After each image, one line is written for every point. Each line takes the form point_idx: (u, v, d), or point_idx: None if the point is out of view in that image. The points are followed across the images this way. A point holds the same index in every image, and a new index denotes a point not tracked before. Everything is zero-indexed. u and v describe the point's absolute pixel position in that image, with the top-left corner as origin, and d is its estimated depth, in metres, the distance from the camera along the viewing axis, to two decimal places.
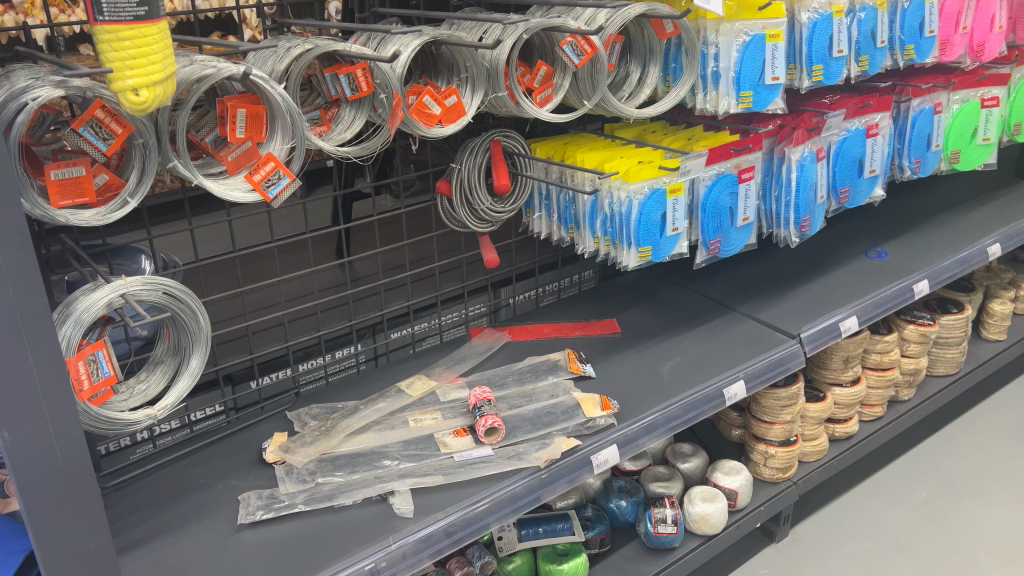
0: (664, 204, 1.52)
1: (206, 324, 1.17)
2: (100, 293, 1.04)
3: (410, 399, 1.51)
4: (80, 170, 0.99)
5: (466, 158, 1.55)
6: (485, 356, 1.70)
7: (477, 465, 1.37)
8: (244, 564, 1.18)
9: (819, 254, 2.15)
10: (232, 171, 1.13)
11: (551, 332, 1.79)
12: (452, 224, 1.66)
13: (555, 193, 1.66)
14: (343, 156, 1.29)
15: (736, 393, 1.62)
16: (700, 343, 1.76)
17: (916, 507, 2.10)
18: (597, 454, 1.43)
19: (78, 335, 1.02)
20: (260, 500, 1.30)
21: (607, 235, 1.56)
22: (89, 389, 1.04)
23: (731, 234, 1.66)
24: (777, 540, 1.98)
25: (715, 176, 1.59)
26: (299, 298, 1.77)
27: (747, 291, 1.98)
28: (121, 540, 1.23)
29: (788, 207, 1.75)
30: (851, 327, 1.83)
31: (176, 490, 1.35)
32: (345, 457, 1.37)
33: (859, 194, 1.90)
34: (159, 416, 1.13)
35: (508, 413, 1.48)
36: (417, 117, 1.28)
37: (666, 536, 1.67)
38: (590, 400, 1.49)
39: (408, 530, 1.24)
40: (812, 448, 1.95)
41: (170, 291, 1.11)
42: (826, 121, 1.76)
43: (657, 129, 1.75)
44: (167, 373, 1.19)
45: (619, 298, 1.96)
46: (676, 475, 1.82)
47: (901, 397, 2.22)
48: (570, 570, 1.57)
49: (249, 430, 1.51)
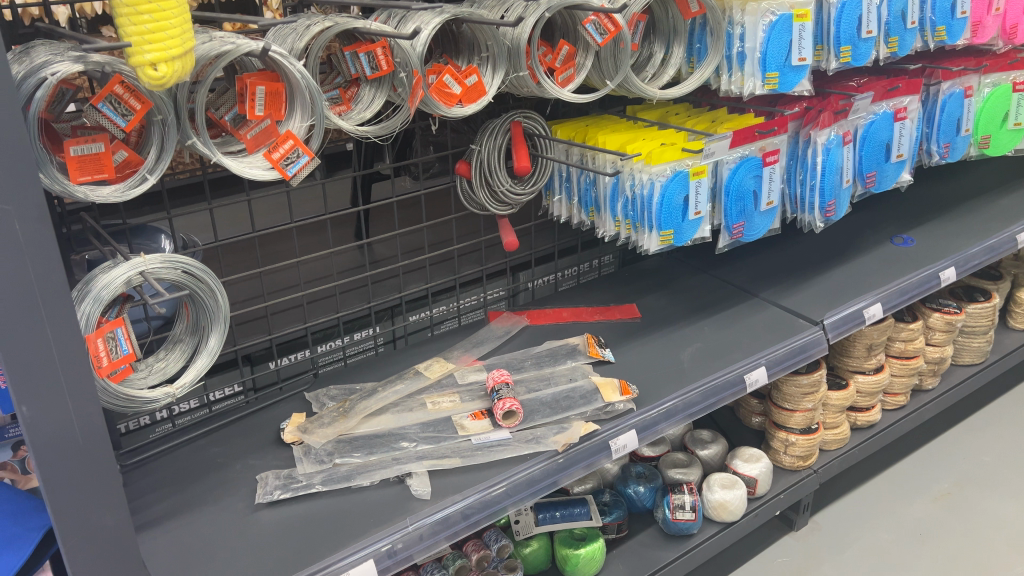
0: (687, 186, 1.49)
1: (225, 303, 1.17)
2: (119, 270, 1.04)
3: (428, 382, 1.51)
4: (99, 147, 0.98)
5: (486, 140, 1.54)
6: (503, 340, 1.69)
7: (495, 448, 1.36)
8: (261, 543, 1.18)
9: (844, 240, 2.12)
10: (251, 149, 1.12)
11: (570, 316, 1.78)
12: (471, 207, 1.64)
13: (576, 175, 1.64)
14: (362, 135, 1.27)
15: (757, 379, 1.60)
16: (721, 330, 1.73)
17: (938, 498, 2.07)
18: (615, 439, 1.41)
19: (97, 312, 1.01)
20: (278, 480, 1.30)
21: (629, 218, 1.54)
22: (108, 366, 1.04)
23: (754, 218, 1.64)
24: (796, 529, 1.97)
25: (739, 158, 1.57)
26: (318, 280, 1.77)
27: (769, 277, 1.95)
28: (139, 518, 1.24)
29: (813, 190, 1.72)
30: (875, 315, 1.80)
31: (195, 468, 1.36)
32: (362, 438, 1.36)
33: (885, 178, 1.87)
34: (177, 394, 1.13)
35: (526, 397, 1.47)
36: (438, 97, 1.28)
37: (684, 522, 1.66)
38: (609, 385, 1.48)
39: (425, 512, 1.24)
40: (833, 436, 1.93)
41: (189, 269, 1.10)
42: (853, 103, 1.72)
43: (680, 111, 1.72)
44: (186, 352, 1.19)
45: (639, 283, 1.94)
46: (694, 462, 1.80)
47: (925, 386, 2.18)
48: (587, 555, 1.57)
49: (267, 410, 1.51)
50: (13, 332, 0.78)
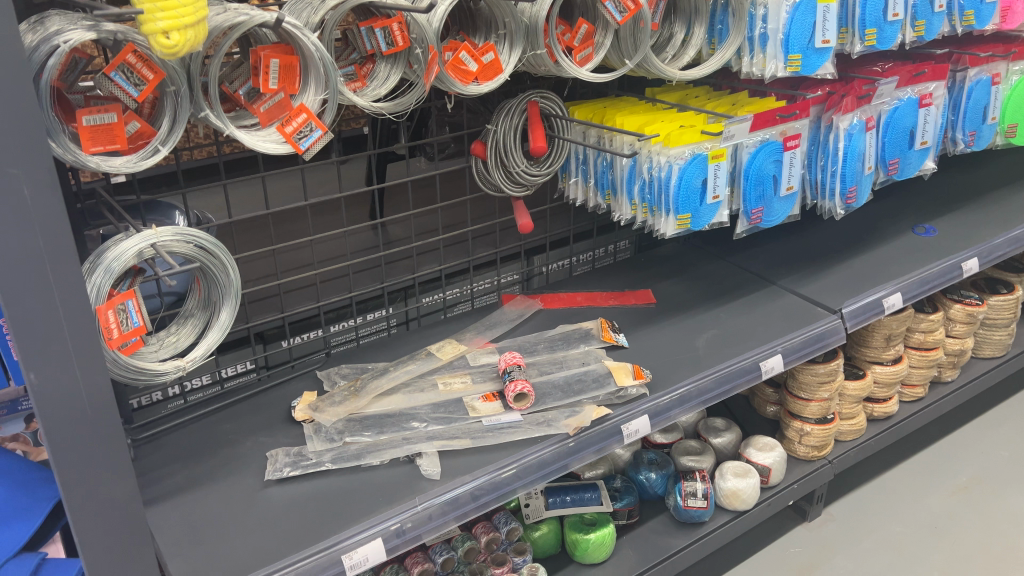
0: (705, 169, 1.47)
1: (236, 278, 1.16)
2: (131, 241, 1.03)
3: (440, 362, 1.51)
4: (112, 117, 0.98)
5: (502, 119, 1.52)
6: (516, 323, 1.68)
7: (506, 430, 1.35)
8: (271, 519, 1.18)
9: (864, 228, 2.08)
10: (264, 123, 1.11)
11: (584, 301, 1.76)
12: (486, 188, 1.62)
13: (593, 156, 1.62)
14: (377, 112, 1.26)
15: (773, 367, 1.58)
16: (737, 317, 1.71)
17: (955, 492, 2.04)
18: (627, 424, 1.40)
19: (107, 284, 1.01)
20: (288, 457, 1.30)
21: (645, 202, 1.52)
22: (118, 338, 1.03)
23: (774, 204, 1.61)
24: (810, 519, 1.95)
25: (760, 142, 1.54)
26: (331, 259, 1.76)
27: (787, 264, 1.92)
28: (150, 492, 1.24)
29: (834, 176, 1.69)
30: (895, 305, 1.77)
31: (206, 444, 1.36)
32: (373, 417, 1.36)
33: (908, 166, 1.84)
34: (188, 368, 1.13)
35: (538, 379, 1.46)
36: (454, 74, 1.26)
37: (695, 509, 1.65)
38: (622, 369, 1.47)
39: (435, 492, 1.23)
40: (849, 427, 1.90)
41: (201, 243, 1.10)
42: (877, 89, 1.70)
43: (700, 94, 1.69)
44: (197, 327, 1.18)
45: (656, 268, 1.92)
46: (707, 450, 1.78)
47: (944, 378, 2.15)
48: (597, 539, 1.56)
49: (278, 388, 1.50)
50: (20, 299, 0.78)
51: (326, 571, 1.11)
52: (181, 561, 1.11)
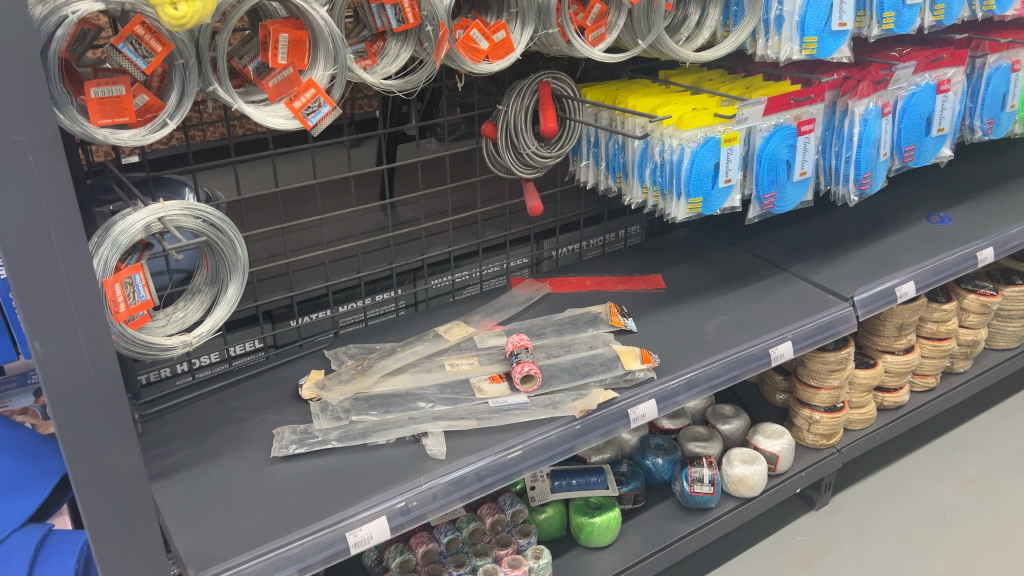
0: (718, 153, 1.46)
1: (244, 255, 1.16)
2: (138, 215, 1.03)
3: (447, 344, 1.50)
4: (120, 90, 0.97)
5: (513, 100, 1.50)
6: (525, 306, 1.67)
7: (512, 412, 1.35)
8: (276, 496, 1.19)
9: (878, 215, 2.06)
10: (272, 98, 1.11)
11: (593, 285, 1.75)
12: (497, 169, 1.61)
13: (604, 139, 1.60)
14: (387, 89, 1.26)
15: (783, 354, 1.57)
16: (747, 303, 1.70)
17: (965, 483, 2.03)
18: (634, 408, 1.39)
19: (114, 258, 1.00)
20: (294, 434, 1.30)
21: (657, 185, 1.51)
22: (125, 312, 1.03)
23: (787, 189, 1.60)
24: (817, 508, 1.94)
25: (773, 126, 1.52)
26: (340, 239, 1.76)
27: (799, 251, 1.90)
28: (157, 467, 1.25)
29: (848, 162, 1.67)
30: (907, 293, 1.76)
31: (213, 420, 1.36)
32: (380, 397, 1.36)
33: (924, 153, 1.82)
34: (194, 343, 1.13)
35: (545, 362, 1.45)
36: (465, 53, 1.25)
37: (702, 495, 1.64)
38: (630, 353, 1.46)
39: (440, 471, 1.23)
40: (859, 416, 1.89)
41: (209, 218, 1.09)
42: (894, 73, 1.68)
43: (715, 77, 1.67)
44: (205, 303, 1.18)
45: (666, 254, 1.90)
46: (715, 436, 1.78)
47: (956, 369, 2.13)
48: (602, 523, 1.56)
49: (286, 366, 1.50)
50: (23, 267, 0.78)
51: (330, 548, 1.11)
52: (185, 535, 1.11)
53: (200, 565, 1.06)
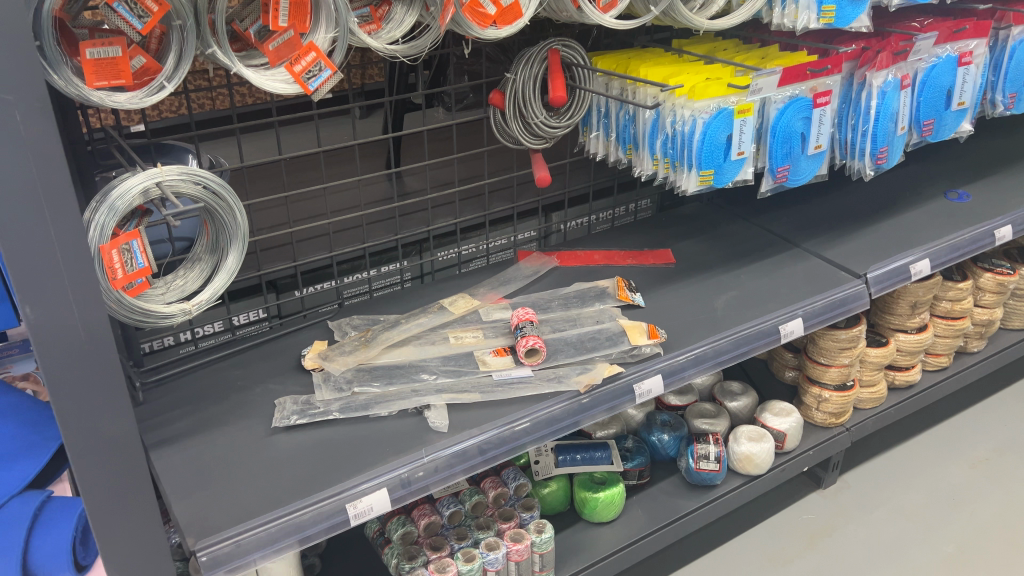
0: (731, 124, 1.42)
1: (244, 222, 1.15)
2: (136, 179, 1.01)
3: (452, 317, 1.48)
4: (116, 51, 0.95)
5: (521, 68, 1.47)
6: (532, 279, 1.65)
7: (516, 385, 1.34)
8: (277, 466, 1.18)
9: (894, 191, 2.02)
10: (274, 62, 1.09)
11: (602, 260, 1.73)
12: (505, 140, 1.57)
13: (615, 109, 1.57)
14: (390, 54, 1.22)
15: (793, 331, 1.54)
16: (759, 279, 1.67)
17: (975, 464, 2.01)
18: (640, 383, 1.37)
19: (111, 223, 0.99)
20: (296, 405, 1.29)
21: (667, 156, 1.48)
22: (123, 278, 1.02)
23: (801, 162, 1.56)
24: (824, 487, 1.92)
25: (789, 98, 1.48)
26: (345, 209, 1.73)
27: (812, 226, 1.87)
28: (158, 435, 1.24)
29: (864, 136, 1.63)
30: (922, 271, 1.72)
31: (215, 388, 1.35)
32: (382, 368, 1.35)
33: (944, 128, 1.77)
34: (194, 312, 1.12)
35: (551, 336, 1.43)
36: (471, 18, 1.21)
37: (707, 472, 1.62)
38: (637, 328, 1.44)
39: (442, 444, 1.22)
40: (869, 395, 1.86)
41: (209, 185, 1.08)
42: (914, 45, 1.63)
43: (729, 47, 1.63)
44: (205, 272, 1.17)
45: (677, 228, 1.87)
46: (722, 413, 1.76)
47: (970, 349, 2.10)
48: (606, 498, 1.55)
49: (290, 336, 1.49)
50: (13, 228, 0.76)
51: (329, 519, 1.11)
52: (185, 504, 1.11)
53: (198, 534, 1.06)
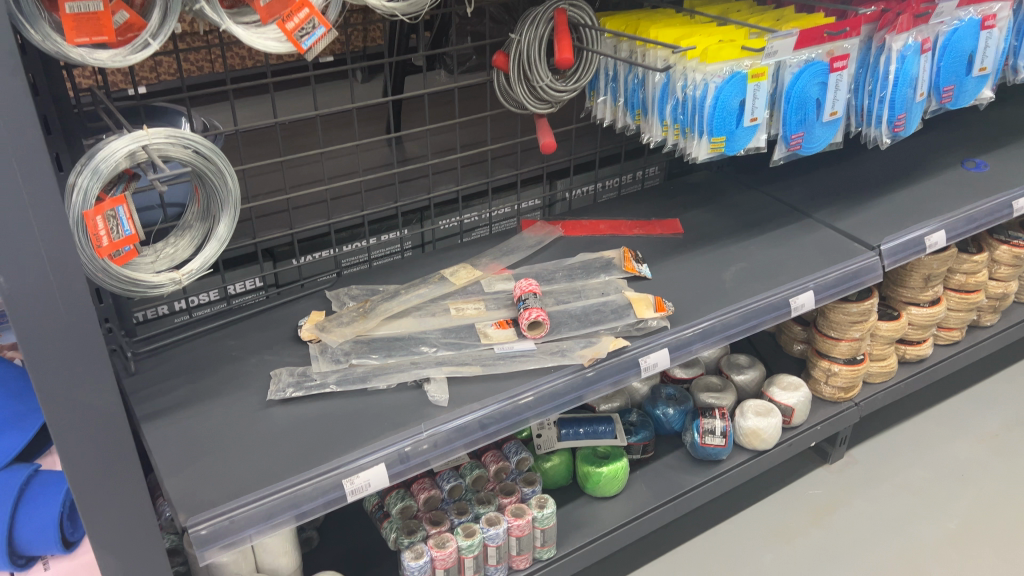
0: (744, 90, 1.37)
1: (235, 188, 1.10)
2: (121, 142, 0.96)
3: (453, 288, 1.44)
4: (97, 5, 0.89)
5: (526, 29, 1.40)
6: (535, 250, 1.60)
7: (518, 359, 1.30)
8: (272, 440, 1.15)
9: (909, 160, 1.96)
10: (265, 19, 1.01)
11: (607, 230, 1.68)
12: (509, 104, 1.52)
13: (623, 73, 1.51)
14: (388, 12, 1.16)
15: (804, 304, 1.50)
16: (769, 250, 1.62)
17: (985, 439, 1.97)
18: (645, 357, 1.33)
19: (95, 187, 0.94)
20: (292, 377, 1.26)
21: (677, 122, 1.43)
22: (109, 246, 0.98)
23: (815, 130, 1.50)
24: (831, 462, 1.89)
25: (805, 62, 1.42)
26: (343, 175, 1.68)
27: (824, 196, 1.82)
28: (150, 407, 1.21)
29: (882, 103, 1.57)
30: (937, 243, 1.67)
31: (209, 359, 1.32)
32: (381, 340, 1.31)
33: (963, 94, 1.71)
34: (183, 281, 1.08)
35: (554, 308, 1.39)
36: None
37: (713, 447, 1.59)
38: (643, 301, 1.40)
39: (442, 419, 1.18)
40: (879, 369, 1.82)
41: (198, 148, 1.03)
42: (936, 7, 1.56)
43: (743, 8, 1.56)
44: (196, 240, 1.12)
45: (685, 197, 1.82)
46: (728, 386, 1.72)
47: (982, 322, 2.06)
48: (609, 473, 1.52)
49: (286, 306, 1.45)
50: None
51: (325, 496, 1.08)
52: (177, 478, 1.08)
53: (190, 510, 1.03)
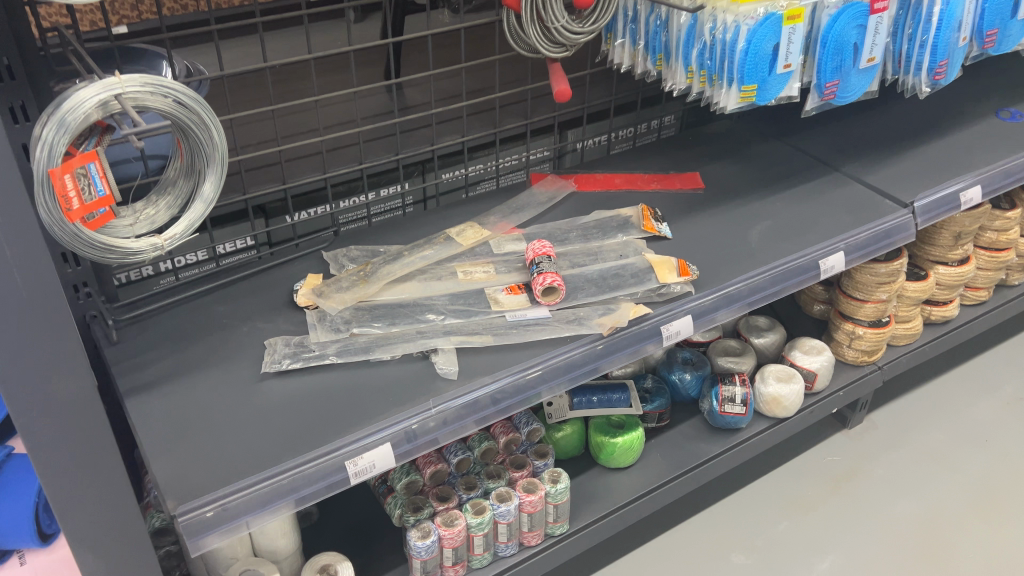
0: (778, 32, 1.24)
1: (222, 143, 0.98)
2: (90, 90, 0.84)
3: (460, 249, 1.34)
4: None
5: None
6: (546, 207, 1.49)
7: (532, 328, 1.20)
8: (267, 417, 1.06)
9: (942, 110, 1.84)
10: None
11: (623, 184, 1.57)
12: (519, 47, 1.39)
13: (644, 13, 1.38)
14: None
15: (834, 266, 1.40)
16: (795, 207, 1.52)
17: (1009, 403, 1.90)
18: (668, 325, 1.24)
19: (62, 142, 0.83)
20: (288, 347, 1.16)
21: (704, 68, 1.31)
22: (80, 209, 0.88)
23: (851, 77, 1.39)
24: (850, 427, 1.82)
25: (843, 2, 1.30)
26: (339, 124, 1.56)
27: (853, 148, 1.70)
28: (133, 380, 1.11)
29: (922, 48, 1.45)
30: (972, 200, 1.57)
31: (198, 327, 1.22)
32: (384, 307, 1.21)
33: (1007, 39, 1.58)
34: (165, 247, 0.98)
35: (569, 272, 1.29)
36: None
37: (732, 416, 1.52)
38: (665, 263, 1.30)
39: (451, 394, 1.09)
40: (904, 331, 1.74)
41: (179, 98, 0.91)
42: None
43: None
44: (178, 200, 1.02)
45: (704, 149, 1.70)
46: (748, 350, 1.64)
47: (1010, 282, 1.97)
48: (623, 444, 1.45)
49: (280, 268, 1.35)
50: None
51: (327, 479, 1.00)
52: (164, 460, 0.99)
53: (179, 497, 0.94)
